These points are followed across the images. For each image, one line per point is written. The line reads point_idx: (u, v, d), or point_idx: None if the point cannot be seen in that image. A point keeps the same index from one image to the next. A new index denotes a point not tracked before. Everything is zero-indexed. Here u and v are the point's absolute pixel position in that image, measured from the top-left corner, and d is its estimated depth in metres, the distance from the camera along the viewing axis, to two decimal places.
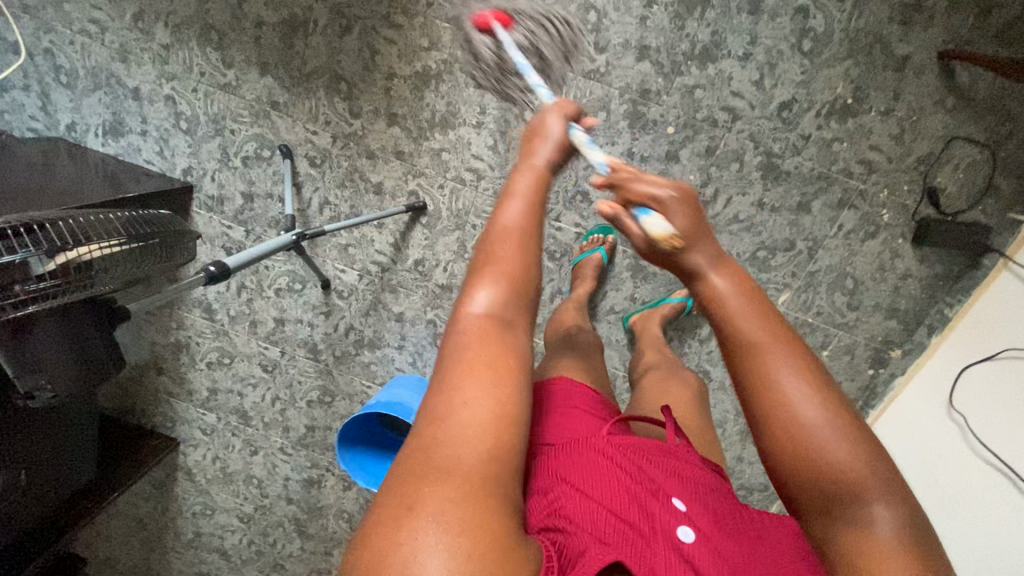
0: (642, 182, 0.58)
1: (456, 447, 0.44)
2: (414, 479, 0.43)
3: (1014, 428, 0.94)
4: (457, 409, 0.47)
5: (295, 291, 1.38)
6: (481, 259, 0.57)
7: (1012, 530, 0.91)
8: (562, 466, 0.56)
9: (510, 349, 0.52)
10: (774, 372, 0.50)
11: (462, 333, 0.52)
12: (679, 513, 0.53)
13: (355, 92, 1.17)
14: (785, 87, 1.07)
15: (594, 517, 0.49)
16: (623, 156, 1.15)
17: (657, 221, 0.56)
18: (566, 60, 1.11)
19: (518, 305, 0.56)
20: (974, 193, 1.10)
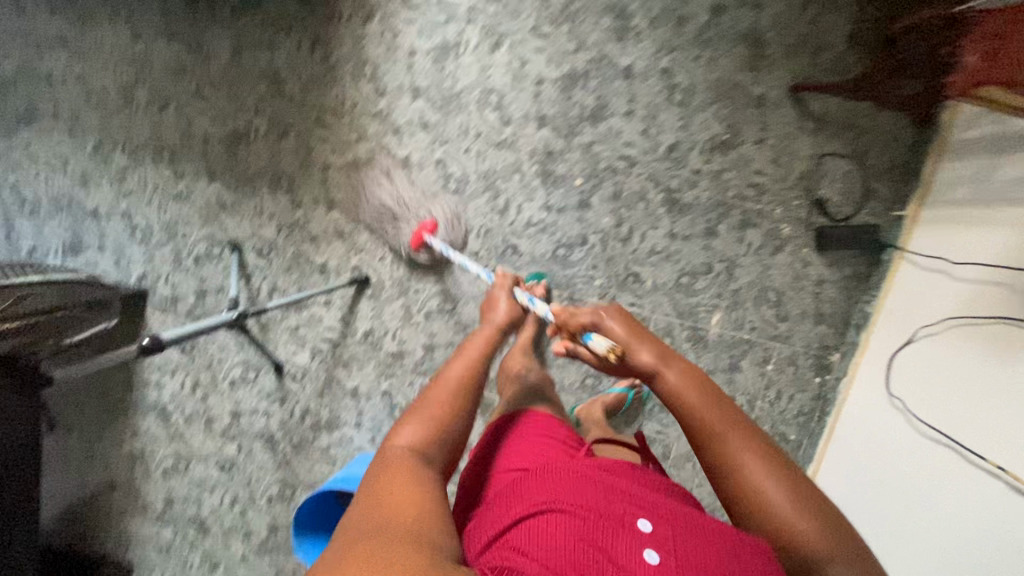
0: (579, 312, 0.89)
1: (390, 515, 0.59)
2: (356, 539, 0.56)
3: (946, 399, 0.97)
4: (394, 497, 0.62)
5: (250, 381, 1.40)
6: (414, 408, 0.78)
7: (971, 503, 0.89)
8: (521, 499, 0.70)
9: (422, 471, 0.68)
10: (735, 454, 0.73)
11: (398, 454, 0.70)
12: (645, 540, 0.64)
13: (295, 186, 1.30)
14: (668, 133, 1.23)
15: (552, 540, 0.62)
16: (541, 210, 1.27)
17: (600, 341, 0.84)
18: (477, 135, 1.25)
19: (444, 431, 0.76)
20: (857, 199, 1.21)
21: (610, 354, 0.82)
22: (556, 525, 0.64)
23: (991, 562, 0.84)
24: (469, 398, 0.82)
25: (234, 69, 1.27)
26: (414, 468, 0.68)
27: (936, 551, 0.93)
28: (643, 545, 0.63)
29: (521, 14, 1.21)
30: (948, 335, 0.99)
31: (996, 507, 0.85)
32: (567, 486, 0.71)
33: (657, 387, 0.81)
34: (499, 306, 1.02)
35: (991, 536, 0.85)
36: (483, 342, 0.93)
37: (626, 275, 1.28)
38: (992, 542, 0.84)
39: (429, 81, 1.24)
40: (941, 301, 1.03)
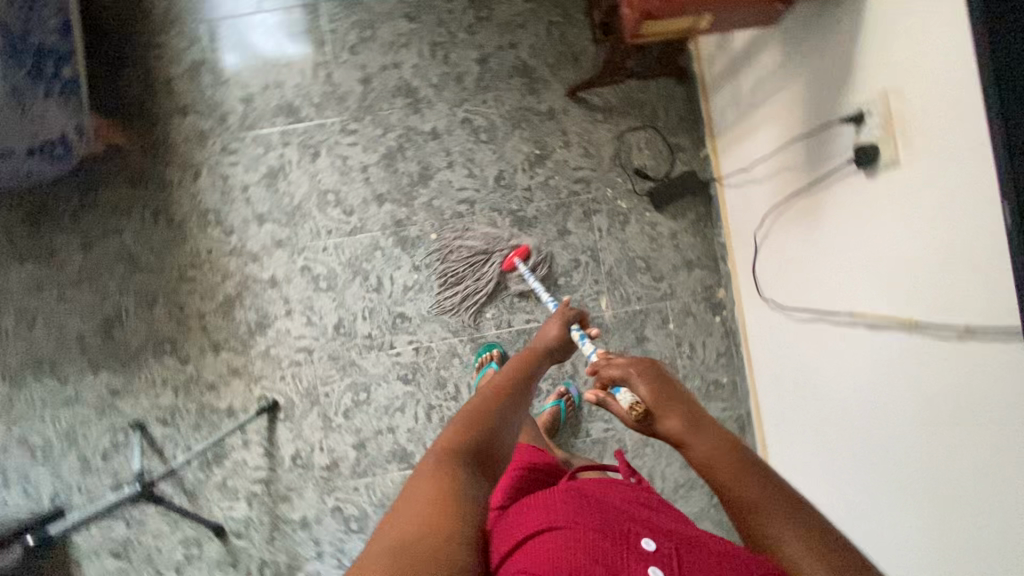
0: (610, 362, 0.80)
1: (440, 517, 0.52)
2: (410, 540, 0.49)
3: (790, 281, 1.05)
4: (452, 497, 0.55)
5: (195, 557, 1.31)
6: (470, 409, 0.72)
7: (839, 359, 0.93)
8: (538, 518, 0.60)
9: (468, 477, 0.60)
10: (753, 492, 0.58)
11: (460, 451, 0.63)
12: (651, 558, 0.55)
13: (180, 344, 1.33)
14: (490, 167, 1.36)
15: (566, 555, 0.54)
16: (411, 273, 1.35)
17: (627, 399, 0.76)
18: (329, 233, 1.35)
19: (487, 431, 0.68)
20: (668, 156, 1.36)
21: (633, 411, 0.72)
22: (573, 537, 0.56)
23: (870, 404, 0.86)
24: (520, 410, 0.77)
25: (89, 264, 1.34)
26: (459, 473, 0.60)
27: (839, 419, 0.95)
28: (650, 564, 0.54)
29: (327, 122, 1.36)
30: (767, 229, 1.10)
31: (852, 353, 0.90)
32: (585, 511, 0.61)
33: (681, 450, 0.67)
34: (547, 331, 1.04)
35: (861, 381, 0.88)
36: (526, 360, 0.92)
37: (511, 298, 1.35)
38: (875, 385, 0.85)
39: (269, 205, 1.35)
40: (752, 205, 1.15)
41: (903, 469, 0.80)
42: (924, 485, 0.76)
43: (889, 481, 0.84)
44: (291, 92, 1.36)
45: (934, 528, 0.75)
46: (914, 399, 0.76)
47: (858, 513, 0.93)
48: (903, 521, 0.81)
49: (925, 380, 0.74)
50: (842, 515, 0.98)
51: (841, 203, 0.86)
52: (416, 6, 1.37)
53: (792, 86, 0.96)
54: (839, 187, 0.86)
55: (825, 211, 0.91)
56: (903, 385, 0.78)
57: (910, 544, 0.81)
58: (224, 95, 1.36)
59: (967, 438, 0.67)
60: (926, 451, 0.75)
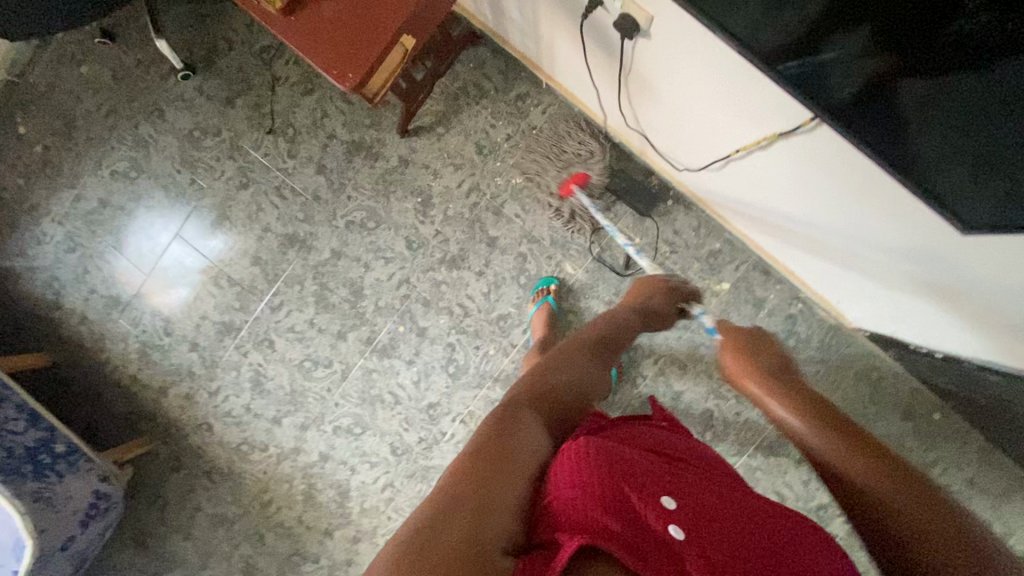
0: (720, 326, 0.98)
1: (480, 477, 0.52)
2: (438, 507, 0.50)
3: (681, 149, 1.02)
4: (497, 459, 0.54)
5: None
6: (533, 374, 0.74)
7: (767, 174, 0.92)
8: (584, 463, 0.54)
9: (518, 429, 0.59)
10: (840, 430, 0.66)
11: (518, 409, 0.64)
12: (693, 507, 0.54)
13: (304, 549, 1.47)
14: (397, 240, 1.38)
15: (594, 518, 0.49)
16: (411, 368, 1.40)
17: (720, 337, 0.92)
18: (330, 389, 1.43)
19: (548, 394, 0.69)
20: (520, 111, 1.33)
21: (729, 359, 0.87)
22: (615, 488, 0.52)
23: (821, 186, 0.85)
24: (573, 363, 0.78)
25: (197, 543, 1.49)
26: (507, 424, 0.59)
27: (814, 213, 0.94)
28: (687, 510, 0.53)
29: (258, 313, 1.44)
30: (635, 119, 1.05)
31: (771, 164, 0.88)
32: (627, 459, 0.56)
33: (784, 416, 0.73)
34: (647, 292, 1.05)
35: (798, 177, 0.87)
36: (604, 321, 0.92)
37: (498, 325, 1.37)
38: (816, 176, 0.83)
39: (274, 406, 1.45)
40: (608, 106, 1.10)
41: (896, 222, 0.82)
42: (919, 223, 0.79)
43: (892, 241, 0.87)
44: (216, 313, 1.45)
45: (955, 250, 0.79)
46: (854, 170, 0.77)
47: (893, 274, 0.96)
48: (929, 258, 0.85)
49: (845, 156, 0.75)
50: (891, 286, 1.00)
51: (654, 73, 0.84)
52: (240, 172, 1.41)
53: (544, 9, 0.94)
54: (644, 62, 0.83)
55: (652, 89, 0.89)
56: (836, 165, 0.78)
57: (956, 271, 0.83)
58: (177, 355, 1.47)
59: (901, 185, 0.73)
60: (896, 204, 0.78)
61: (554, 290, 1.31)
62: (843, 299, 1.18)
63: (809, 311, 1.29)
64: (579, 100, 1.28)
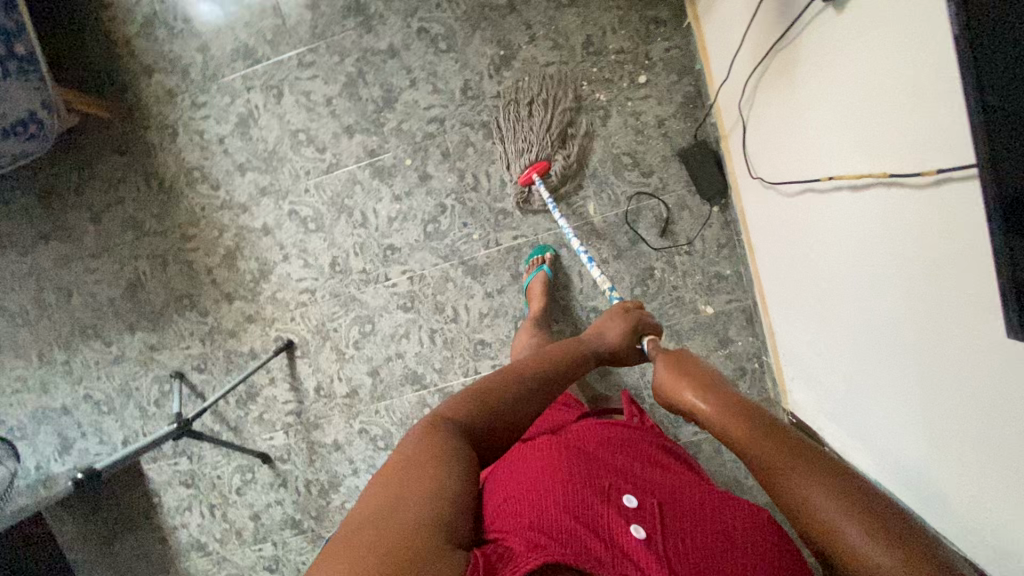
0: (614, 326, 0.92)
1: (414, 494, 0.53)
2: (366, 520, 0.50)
3: (780, 148, 0.93)
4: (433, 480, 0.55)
5: (251, 481, 1.49)
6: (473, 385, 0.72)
7: (833, 223, 0.83)
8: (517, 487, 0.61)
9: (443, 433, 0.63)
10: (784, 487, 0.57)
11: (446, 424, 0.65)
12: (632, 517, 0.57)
13: (196, 298, 1.42)
14: (454, 78, 1.28)
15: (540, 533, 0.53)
16: (394, 202, 1.34)
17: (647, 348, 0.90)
18: (308, 173, 1.35)
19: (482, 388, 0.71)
20: (644, 34, 1.23)
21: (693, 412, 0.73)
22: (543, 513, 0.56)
23: (867, 262, 0.77)
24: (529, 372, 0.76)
25: (101, 233, 1.43)
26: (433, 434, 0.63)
27: (841, 287, 0.86)
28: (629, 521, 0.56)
29: (284, 57, 1.32)
30: (758, 96, 0.97)
31: (844, 216, 0.80)
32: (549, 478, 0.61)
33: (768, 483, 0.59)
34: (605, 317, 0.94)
35: (857, 242, 0.78)
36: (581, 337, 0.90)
37: (495, 216, 1.32)
38: (866, 248, 0.76)
39: (247, 154, 1.35)
40: (738, 73, 1.02)
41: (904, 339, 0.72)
42: (919, 346, 0.68)
43: (884, 353, 0.78)
44: (244, 31, 1.32)
45: (923, 389, 0.70)
46: (910, 250, 0.66)
47: (861, 386, 0.87)
48: (903, 395, 0.75)
49: (910, 241, 0.66)
50: (848, 396, 0.93)
51: (814, 59, 0.77)
52: None
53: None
54: (811, 43, 0.77)
55: (800, 77, 0.82)
56: (892, 245, 0.70)
57: (912, 415, 0.74)
58: (182, 46, 1.34)
59: (932, 288, 0.64)
60: (916, 314, 0.68)
61: (550, 260, 1.28)
62: (804, 390, 1.13)
63: (759, 375, 1.28)
64: (706, 54, 1.18)
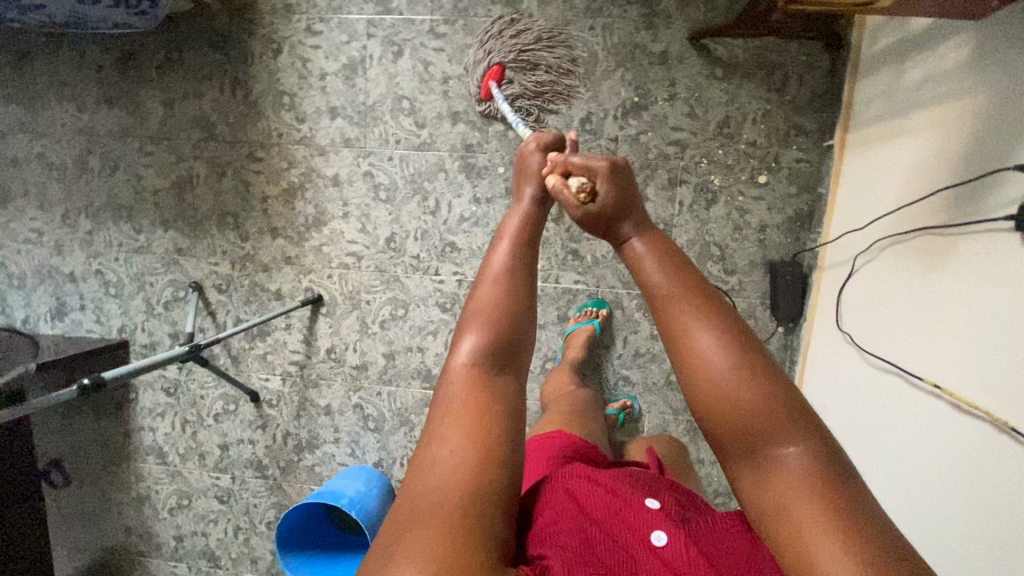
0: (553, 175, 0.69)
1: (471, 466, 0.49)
2: (434, 514, 0.45)
3: (886, 316, 0.90)
4: (480, 440, 0.51)
5: (231, 412, 1.46)
6: (487, 311, 0.58)
7: (919, 414, 0.81)
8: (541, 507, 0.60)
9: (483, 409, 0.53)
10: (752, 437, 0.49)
11: (483, 375, 0.56)
12: (655, 520, 0.56)
13: (241, 221, 1.37)
14: (578, 106, 1.22)
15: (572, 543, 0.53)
16: (471, 203, 1.29)
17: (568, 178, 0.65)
18: (397, 142, 1.29)
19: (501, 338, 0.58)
20: (782, 137, 1.17)
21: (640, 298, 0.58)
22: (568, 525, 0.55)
23: (943, 467, 0.75)
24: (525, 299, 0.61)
25: (169, 122, 1.36)
26: (471, 413, 0.53)
27: (900, 473, 0.84)
28: (653, 526, 0.55)
29: (417, 18, 1.24)
30: (883, 256, 0.93)
31: (935, 418, 0.77)
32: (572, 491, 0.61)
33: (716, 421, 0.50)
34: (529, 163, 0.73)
35: (938, 446, 0.76)
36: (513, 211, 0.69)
37: (565, 254, 1.28)
38: (947, 463, 0.74)
39: (343, 100, 1.29)
40: (869, 225, 0.98)
41: (955, 560, 0.71)
42: (974, 563, 0.68)
43: (929, 526, 0.77)
44: None
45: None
46: (1002, 497, 0.64)
47: None
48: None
49: (997, 488, 0.65)
50: None
51: (967, 264, 0.74)
52: None
53: (939, 106, 0.83)
54: (973, 248, 0.73)
55: (941, 272, 0.79)
56: (981, 481, 0.68)
57: None
58: None
59: (1010, 533, 0.62)
60: (987, 517, 0.66)
61: (602, 316, 1.26)
62: None
63: None
64: (837, 184, 1.13)
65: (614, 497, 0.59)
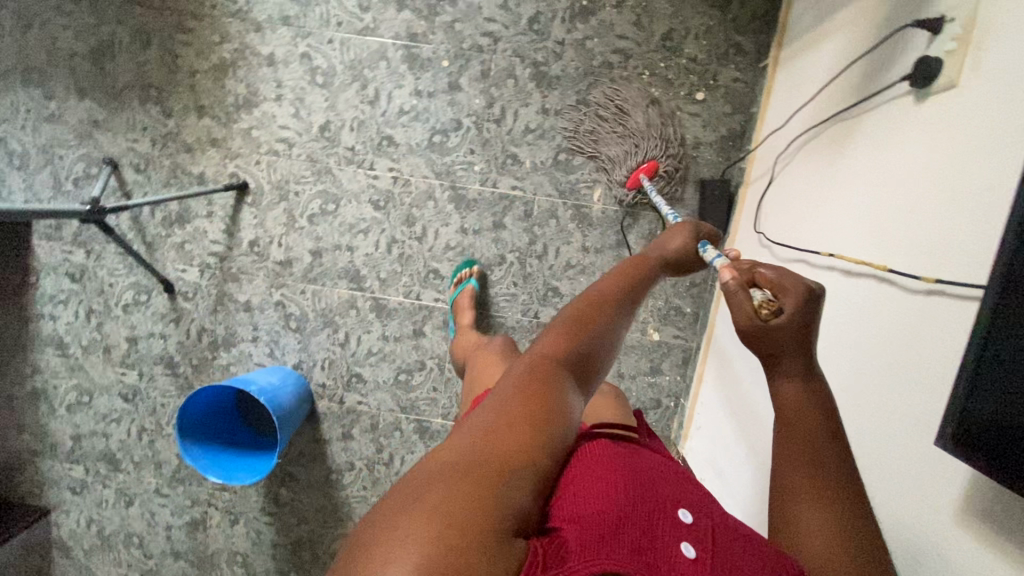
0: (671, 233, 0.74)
1: (526, 441, 0.43)
2: (480, 456, 0.40)
3: (795, 211, 0.94)
4: (542, 426, 0.45)
5: (142, 303, 1.38)
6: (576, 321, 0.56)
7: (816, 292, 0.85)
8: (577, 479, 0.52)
9: (553, 396, 0.48)
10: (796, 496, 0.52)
11: (555, 375, 0.51)
12: (684, 530, 0.49)
13: (165, 95, 1.29)
14: (527, 4, 1.21)
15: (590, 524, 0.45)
16: (411, 96, 1.26)
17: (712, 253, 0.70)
18: (339, 24, 1.24)
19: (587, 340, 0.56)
20: (723, 54, 1.19)
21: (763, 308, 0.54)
22: (603, 506, 0.47)
23: (831, 333, 0.79)
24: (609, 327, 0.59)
25: None
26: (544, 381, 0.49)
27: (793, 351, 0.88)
28: (681, 536, 0.48)
29: None
30: (797, 155, 0.97)
31: (828, 291, 0.81)
32: (613, 476, 0.53)
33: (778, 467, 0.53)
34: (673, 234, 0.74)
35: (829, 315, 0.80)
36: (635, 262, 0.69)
37: (504, 157, 1.27)
38: (834, 328, 0.78)
39: None
40: (789, 129, 1.01)
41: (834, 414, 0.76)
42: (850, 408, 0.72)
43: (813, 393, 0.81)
44: None
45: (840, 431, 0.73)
46: (879, 340, 0.68)
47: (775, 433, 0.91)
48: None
49: (877, 333, 0.69)
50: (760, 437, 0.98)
51: (866, 141, 0.77)
52: None
53: (858, 1, 0.86)
54: (873, 123, 0.76)
55: (845, 151, 0.82)
56: (863, 333, 0.72)
57: None
58: None
59: (885, 368, 0.66)
60: (867, 364, 0.70)
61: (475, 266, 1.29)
62: (709, 440, 1.18)
63: (670, 414, 1.32)
64: (767, 101, 1.16)
65: (658, 490, 0.54)
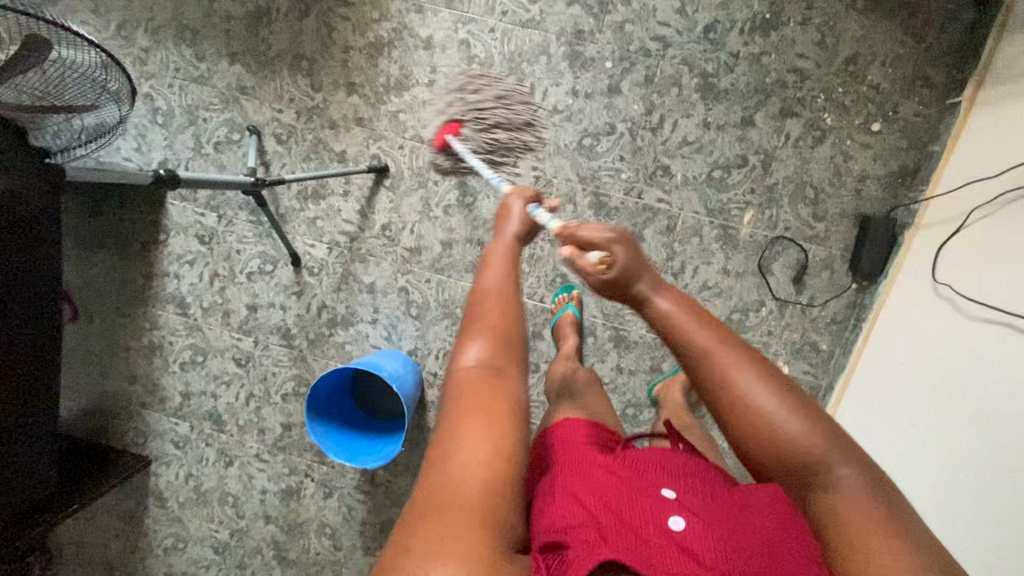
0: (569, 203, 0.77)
1: (484, 464, 0.49)
2: (450, 502, 0.47)
3: (1000, 271, 0.89)
4: (495, 447, 0.50)
5: (267, 273, 1.39)
6: (487, 319, 0.60)
7: None
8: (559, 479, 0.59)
9: (498, 400, 0.54)
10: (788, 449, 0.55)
11: (488, 381, 0.56)
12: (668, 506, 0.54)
13: (316, 68, 1.27)
14: (705, 11, 1.16)
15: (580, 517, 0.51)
16: (568, 95, 1.22)
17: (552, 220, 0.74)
18: (503, 14, 1.21)
19: (507, 332, 0.60)
20: (908, 85, 1.13)
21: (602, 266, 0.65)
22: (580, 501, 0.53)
23: None
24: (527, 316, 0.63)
25: None
26: (486, 394, 0.54)
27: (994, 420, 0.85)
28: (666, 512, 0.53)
29: None
30: (1006, 212, 0.91)
31: None
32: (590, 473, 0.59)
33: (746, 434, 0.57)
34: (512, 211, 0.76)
35: None
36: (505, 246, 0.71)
37: (655, 168, 1.22)
38: None
39: None
40: (994, 180, 0.96)
41: None
42: None
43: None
44: None
45: None
46: None
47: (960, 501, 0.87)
48: (999, 538, 0.79)
49: None
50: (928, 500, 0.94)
51: None
52: None
53: None
54: None
55: None
56: None
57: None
58: None
59: None
60: None
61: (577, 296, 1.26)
62: None
63: None
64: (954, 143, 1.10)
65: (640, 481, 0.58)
